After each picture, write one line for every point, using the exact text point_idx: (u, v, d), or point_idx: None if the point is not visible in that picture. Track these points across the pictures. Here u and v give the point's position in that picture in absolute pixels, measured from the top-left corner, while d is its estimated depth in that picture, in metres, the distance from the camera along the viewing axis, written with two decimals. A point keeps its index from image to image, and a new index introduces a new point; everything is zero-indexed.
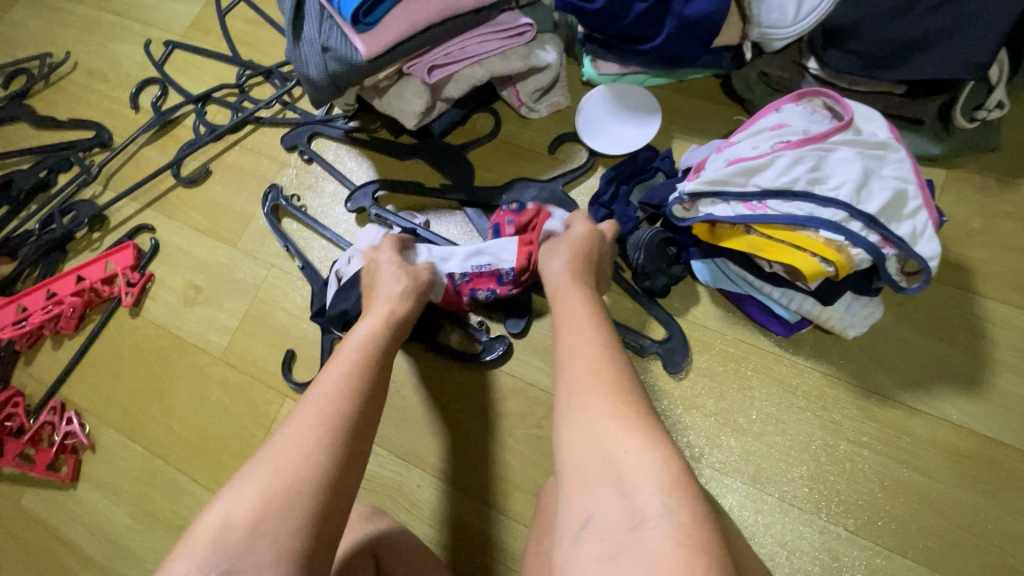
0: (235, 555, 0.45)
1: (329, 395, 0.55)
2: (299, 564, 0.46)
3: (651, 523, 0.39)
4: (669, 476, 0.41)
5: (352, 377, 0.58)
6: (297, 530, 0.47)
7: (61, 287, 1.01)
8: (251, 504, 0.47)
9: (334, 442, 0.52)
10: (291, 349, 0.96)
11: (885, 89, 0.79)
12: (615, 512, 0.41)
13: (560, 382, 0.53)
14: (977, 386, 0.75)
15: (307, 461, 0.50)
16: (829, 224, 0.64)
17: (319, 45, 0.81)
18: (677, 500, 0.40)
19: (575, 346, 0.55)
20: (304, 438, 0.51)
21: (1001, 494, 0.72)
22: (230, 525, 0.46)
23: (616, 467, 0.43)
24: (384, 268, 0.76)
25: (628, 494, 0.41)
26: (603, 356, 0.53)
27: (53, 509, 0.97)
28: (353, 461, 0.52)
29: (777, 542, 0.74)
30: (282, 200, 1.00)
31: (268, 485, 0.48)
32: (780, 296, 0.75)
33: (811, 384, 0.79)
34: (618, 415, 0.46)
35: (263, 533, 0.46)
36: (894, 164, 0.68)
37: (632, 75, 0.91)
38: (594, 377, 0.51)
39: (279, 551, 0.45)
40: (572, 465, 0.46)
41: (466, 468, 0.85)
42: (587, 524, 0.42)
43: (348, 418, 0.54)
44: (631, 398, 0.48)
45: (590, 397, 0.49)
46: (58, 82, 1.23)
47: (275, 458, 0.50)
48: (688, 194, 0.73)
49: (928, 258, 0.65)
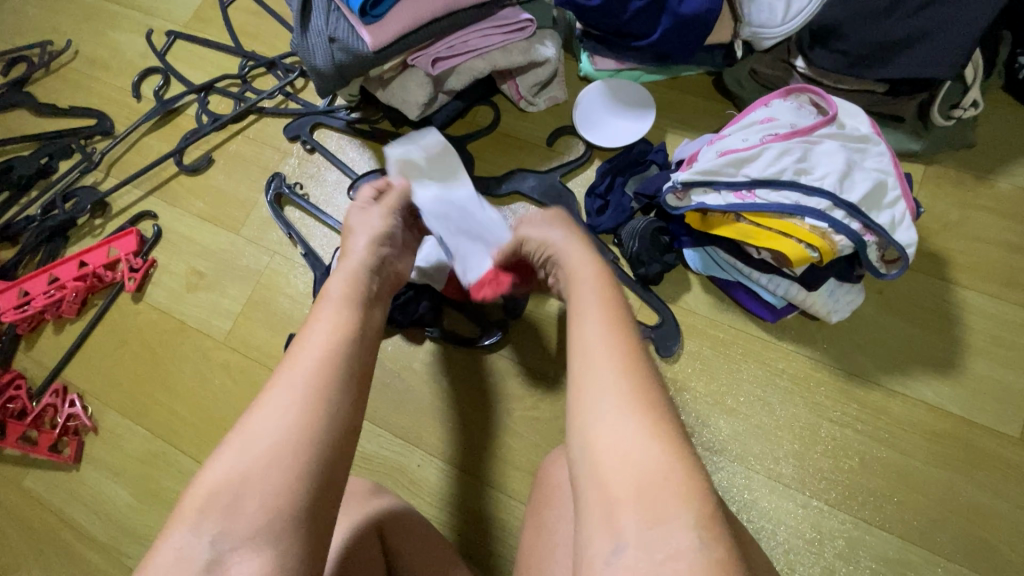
0: (223, 513, 0.44)
1: (319, 358, 0.54)
2: (301, 524, 0.45)
3: (686, 557, 0.38)
4: (704, 508, 0.40)
5: (335, 344, 0.55)
6: (284, 488, 0.46)
7: (64, 271, 1.03)
8: (238, 471, 0.46)
9: (324, 405, 0.50)
10: (294, 333, 0.98)
11: (868, 88, 0.83)
12: (648, 539, 0.39)
13: (582, 389, 0.48)
14: (952, 370, 0.80)
15: (293, 428, 0.48)
16: (814, 212, 0.68)
17: (326, 36, 0.84)
18: (714, 536, 0.39)
19: (597, 347, 0.50)
20: (292, 406, 0.49)
21: (973, 471, 0.76)
22: (224, 488, 0.46)
23: (650, 492, 0.41)
24: (359, 225, 0.71)
25: (663, 523, 0.40)
26: (630, 352, 0.49)
27: (55, 490, 0.98)
28: (347, 417, 0.51)
29: (764, 517, 0.78)
30: (285, 188, 1.03)
31: (254, 454, 0.47)
32: (767, 282, 0.79)
33: (797, 367, 0.82)
34: (653, 431, 0.44)
35: (249, 496, 0.45)
36: (875, 156, 0.72)
37: (628, 72, 0.95)
38: (626, 381, 0.47)
39: (269, 514, 0.45)
40: (600, 484, 0.43)
41: (467, 449, 0.88)
42: (617, 551, 0.40)
43: (334, 383, 0.52)
44: (665, 409, 0.45)
45: (619, 404, 0.45)
46: (58, 70, 1.24)
47: (256, 427, 0.48)
48: (681, 183, 0.76)
49: (906, 246, 0.69)
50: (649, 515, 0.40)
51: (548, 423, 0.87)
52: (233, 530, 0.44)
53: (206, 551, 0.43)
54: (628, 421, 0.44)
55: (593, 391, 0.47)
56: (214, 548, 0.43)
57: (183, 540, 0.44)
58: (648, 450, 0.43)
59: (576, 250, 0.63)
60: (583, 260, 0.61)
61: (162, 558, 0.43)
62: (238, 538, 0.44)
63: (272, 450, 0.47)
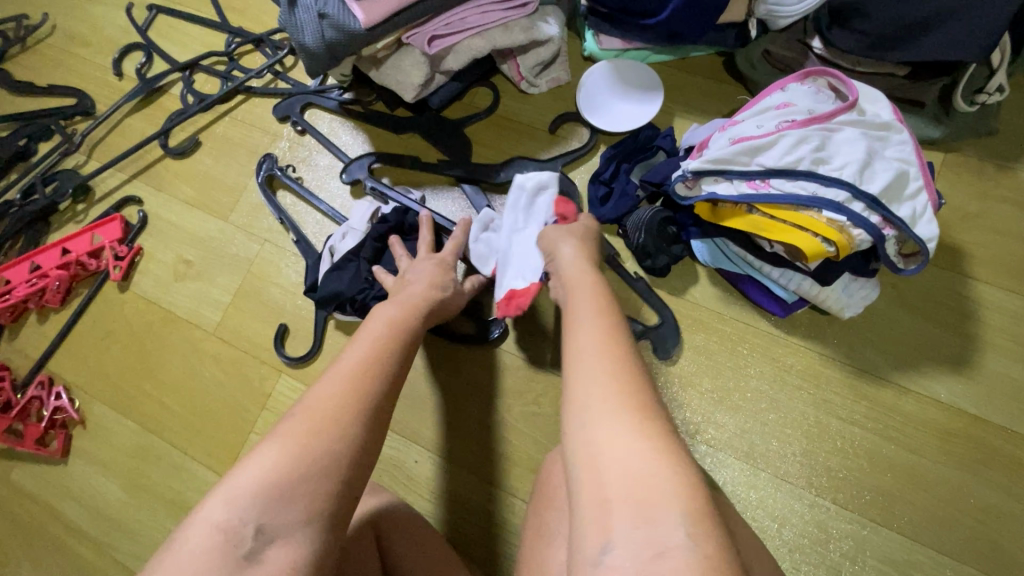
0: (261, 501, 0.44)
1: (352, 369, 0.55)
2: (328, 526, 0.46)
3: (674, 554, 0.36)
4: (693, 502, 0.39)
5: (377, 356, 0.57)
6: (329, 483, 0.46)
7: (46, 260, 0.99)
8: (277, 458, 0.46)
9: (357, 413, 0.51)
10: (284, 324, 0.95)
11: (888, 71, 0.79)
12: (635, 538, 0.38)
13: (575, 395, 0.48)
14: (966, 367, 0.77)
15: (334, 419, 0.49)
16: (832, 205, 0.64)
17: (316, 12, 0.79)
18: (703, 529, 0.37)
19: (597, 352, 0.51)
20: (330, 401, 0.50)
21: (983, 470, 0.74)
22: (257, 477, 0.45)
23: (639, 491, 0.40)
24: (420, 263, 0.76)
25: (652, 520, 0.38)
26: (618, 358, 0.50)
27: (43, 484, 0.96)
28: (375, 427, 0.52)
29: (769, 515, 0.76)
30: (277, 169, 0.98)
31: (294, 441, 0.47)
32: (778, 276, 0.76)
33: (805, 363, 0.80)
34: (643, 431, 0.43)
35: (286, 484, 0.45)
36: (896, 145, 0.68)
37: (635, 51, 0.89)
38: (616, 386, 0.47)
39: (309, 509, 0.45)
40: (592, 487, 0.42)
41: (466, 445, 0.85)
42: (606, 550, 0.38)
43: (363, 391, 0.53)
44: (653, 412, 0.45)
45: (605, 405, 0.46)
46: (35, 46, 1.18)
47: (297, 418, 0.49)
48: (691, 171, 0.72)
49: (927, 239, 0.65)
50: (641, 512, 0.39)
51: (549, 419, 0.85)
52: (273, 520, 0.44)
53: (247, 539, 0.43)
54: (620, 422, 0.44)
55: (585, 395, 0.48)
56: (256, 537, 0.43)
57: (219, 521, 0.43)
58: (631, 449, 0.42)
59: (579, 269, 0.64)
60: (580, 278, 0.62)
61: (189, 543, 0.42)
62: (274, 527, 0.43)
63: (311, 442, 0.47)
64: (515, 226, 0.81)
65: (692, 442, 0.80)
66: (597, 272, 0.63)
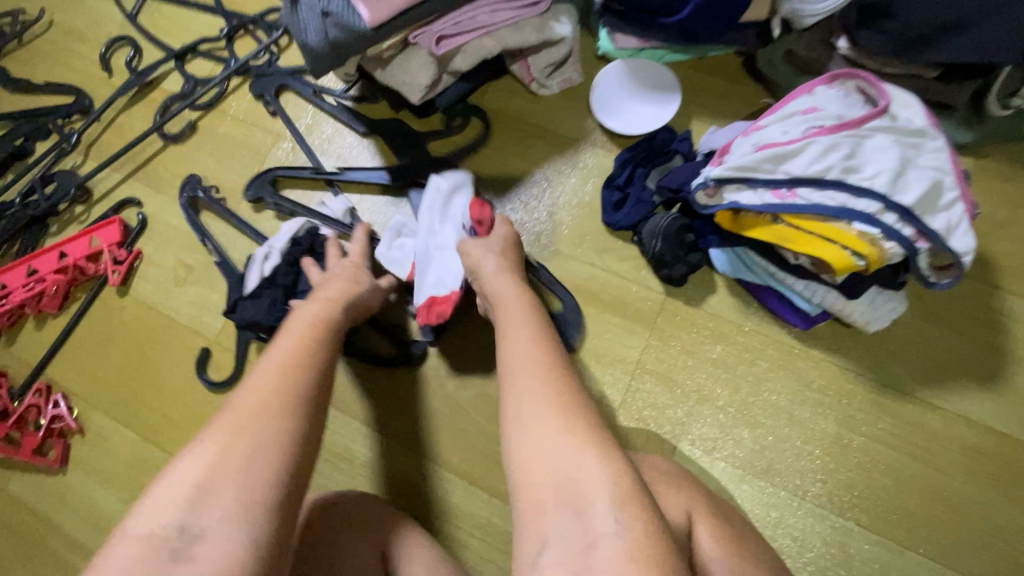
0: (191, 502, 0.45)
1: (280, 368, 0.55)
2: (269, 513, 0.46)
3: (604, 544, 0.38)
4: (622, 488, 0.40)
5: (304, 354, 0.58)
6: (262, 483, 0.47)
7: (44, 264, 0.96)
8: (208, 458, 0.47)
9: (288, 411, 0.52)
10: (205, 349, 0.94)
11: (918, 72, 0.75)
12: (567, 532, 0.39)
13: (506, 399, 0.50)
14: (994, 383, 0.74)
15: (265, 417, 0.50)
16: (863, 216, 0.62)
17: (319, 10, 0.75)
18: (631, 513, 0.38)
19: (524, 357, 0.53)
20: (261, 400, 0.51)
21: (1013, 490, 0.72)
22: (192, 479, 0.46)
23: (570, 486, 0.41)
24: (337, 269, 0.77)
25: (580, 512, 0.40)
26: (546, 361, 0.52)
27: (41, 494, 0.94)
28: (313, 426, 0.53)
29: (789, 536, 0.74)
30: (200, 191, 0.97)
31: (228, 443, 0.48)
32: (803, 288, 0.73)
33: (827, 377, 0.77)
34: (567, 427, 0.45)
35: (218, 484, 0.46)
36: (930, 152, 0.65)
37: (651, 50, 0.85)
38: (544, 386, 0.49)
39: (238, 503, 0.46)
40: (527, 488, 0.43)
41: (473, 460, 0.83)
42: (544, 550, 0.40)
43: (296, 390, 0.54)
44: (582, 406, 0.47)
45: (534, 406, 0.47)
46: (31, 41, 1.15)
47: (232, 419, 0.50)
48: (713, 179, 0.69)
49: (963, 253, 0.62)
50: (567, 506, 0.40)
51: None
52: (202, 518, 0.45)
53: (175, 537, 0.44)
54: (549, 419, 0.46)
55: (511, 400, 0.49)
56: (183, 534, 0.44)
57: (148, 528, 0.44)
58: (559, 444, 0.43)
59: (505, 284, 0.67)
60: (506, 289, 0.65)
61: (117, 553, 0.43)
62: (208, 524, 0.44)
63: (244, 445, 0.48)
64: (431, 229, 0.80)
65: (709, 459, 0.77)
66: (521, 285, 0.66)
